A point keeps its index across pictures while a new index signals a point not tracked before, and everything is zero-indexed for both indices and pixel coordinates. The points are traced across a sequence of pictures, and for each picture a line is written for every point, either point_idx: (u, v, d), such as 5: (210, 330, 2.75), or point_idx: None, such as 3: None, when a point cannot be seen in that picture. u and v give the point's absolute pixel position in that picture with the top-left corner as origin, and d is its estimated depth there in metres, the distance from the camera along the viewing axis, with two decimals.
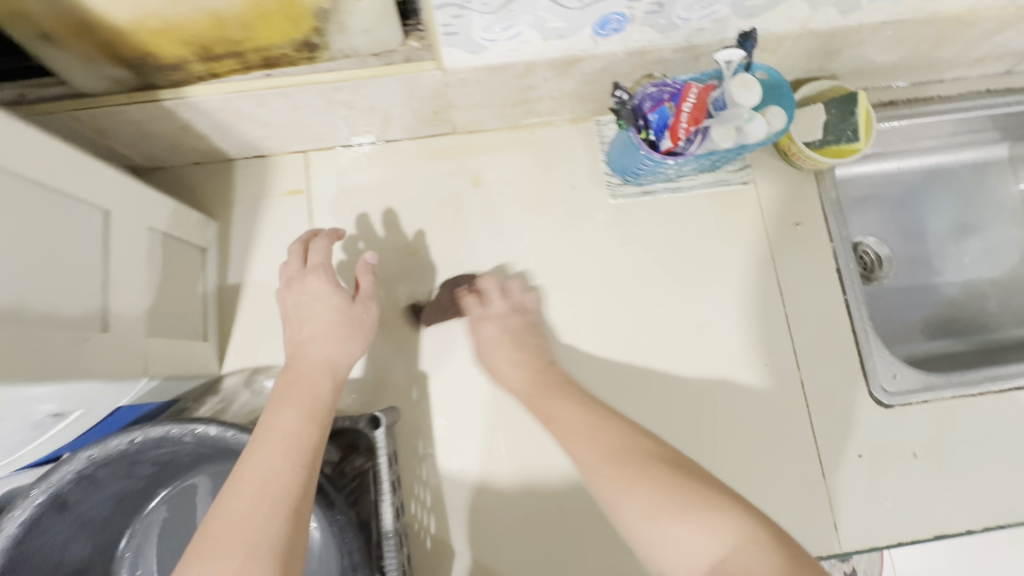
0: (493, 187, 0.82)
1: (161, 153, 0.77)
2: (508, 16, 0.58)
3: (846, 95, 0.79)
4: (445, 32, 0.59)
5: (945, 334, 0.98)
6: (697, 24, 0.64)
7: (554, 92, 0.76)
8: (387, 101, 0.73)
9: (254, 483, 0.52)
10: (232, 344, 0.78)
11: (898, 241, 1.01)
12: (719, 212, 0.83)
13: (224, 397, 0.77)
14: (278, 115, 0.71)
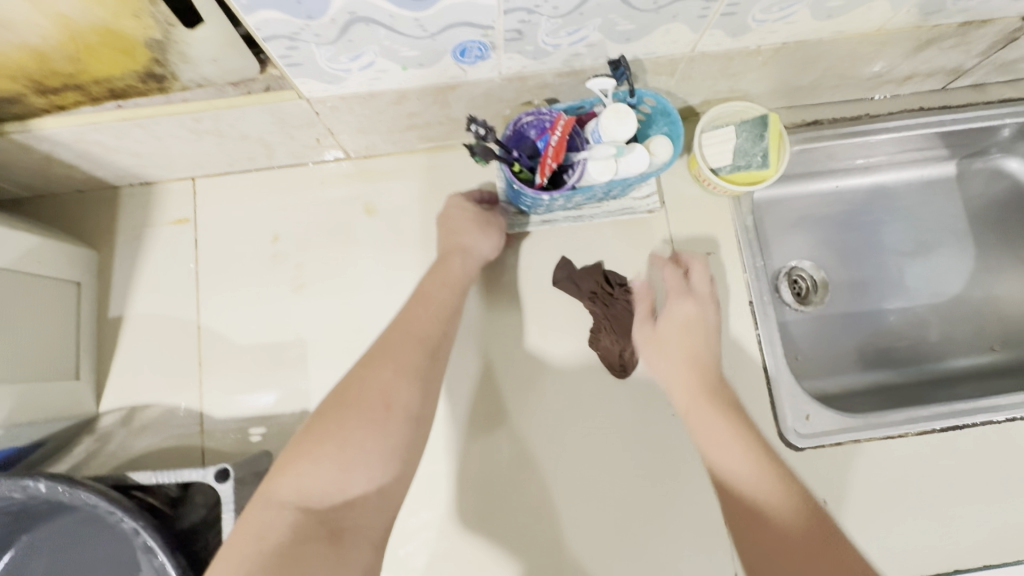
0: (389, 215, 0.80)
1: (35, 182, 0.74)
2: (349, 46, 0.53)
3: (758, 117, 0.73)
4: (286, 63, 0.55)
5: (883, 364, 0.92)
6: (571, 50, 0.59)
7: (441, 118, 0.72)
8: (259, 130, 0.69)
9: (419, 338, 0.61)
10: (113, 380, 0.76)
11: (836, 265, 0.95)
12: (623, 240, 0.80)
13: (100, 436, 0.74)
14: (144, 144, 0.68)
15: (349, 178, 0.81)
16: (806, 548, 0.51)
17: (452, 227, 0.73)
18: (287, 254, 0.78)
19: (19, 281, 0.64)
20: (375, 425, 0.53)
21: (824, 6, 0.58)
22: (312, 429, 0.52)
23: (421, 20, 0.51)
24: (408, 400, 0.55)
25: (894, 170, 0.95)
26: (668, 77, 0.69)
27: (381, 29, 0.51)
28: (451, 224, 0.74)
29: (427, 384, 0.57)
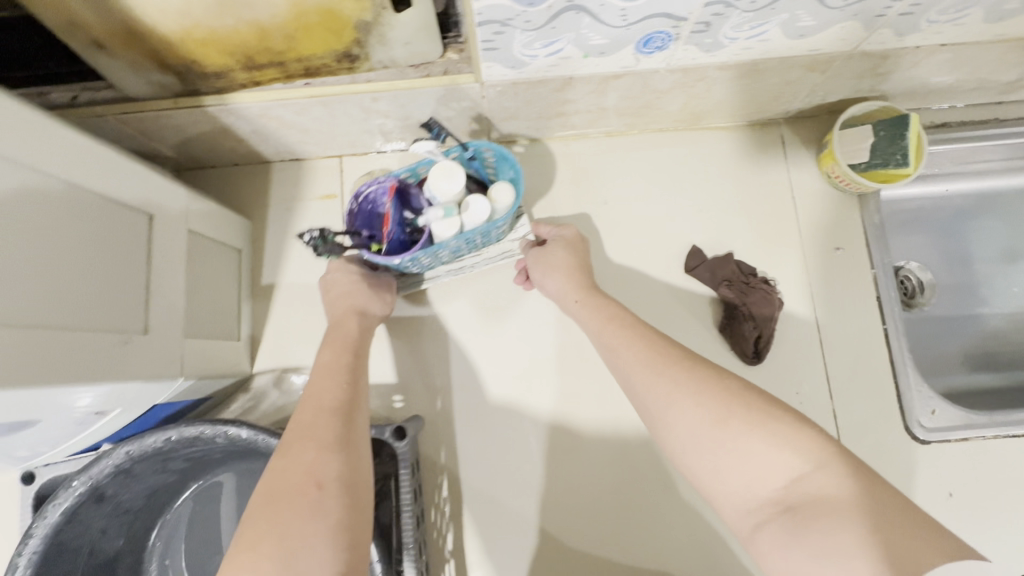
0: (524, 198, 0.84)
1: (202, 155, 0.79)
2: (549, 33, 0.56)
3: (898, 116, 0.75)
4: (485, 48, 0.58)
5: (990, 368, 0.89)
6: (744, 44, 0.62)
7: (590, 106, 0.76)
8: (423, 112, 0.73)
9: (329, 406, 0.55)
10: (265, 343, 0.81)
11: (943, 267, 0.92)
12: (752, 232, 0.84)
13: (253, 395, 0.79)
14: (317, 121, 0.73)
15: None
16: (794, 437, 0.45)
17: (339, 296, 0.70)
18: None
19: (201, 245, 0.69)
20: (308, 506, 0.46)
21: (1000, 8, 0.59)
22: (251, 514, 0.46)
23: (626, 10, 0.53)
24: (335, 467, 0.49)
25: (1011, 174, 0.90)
26: (819, 72, 0.71)
27: (586, 16, 0.54)
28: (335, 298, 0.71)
29: (348, 443, 0.52)
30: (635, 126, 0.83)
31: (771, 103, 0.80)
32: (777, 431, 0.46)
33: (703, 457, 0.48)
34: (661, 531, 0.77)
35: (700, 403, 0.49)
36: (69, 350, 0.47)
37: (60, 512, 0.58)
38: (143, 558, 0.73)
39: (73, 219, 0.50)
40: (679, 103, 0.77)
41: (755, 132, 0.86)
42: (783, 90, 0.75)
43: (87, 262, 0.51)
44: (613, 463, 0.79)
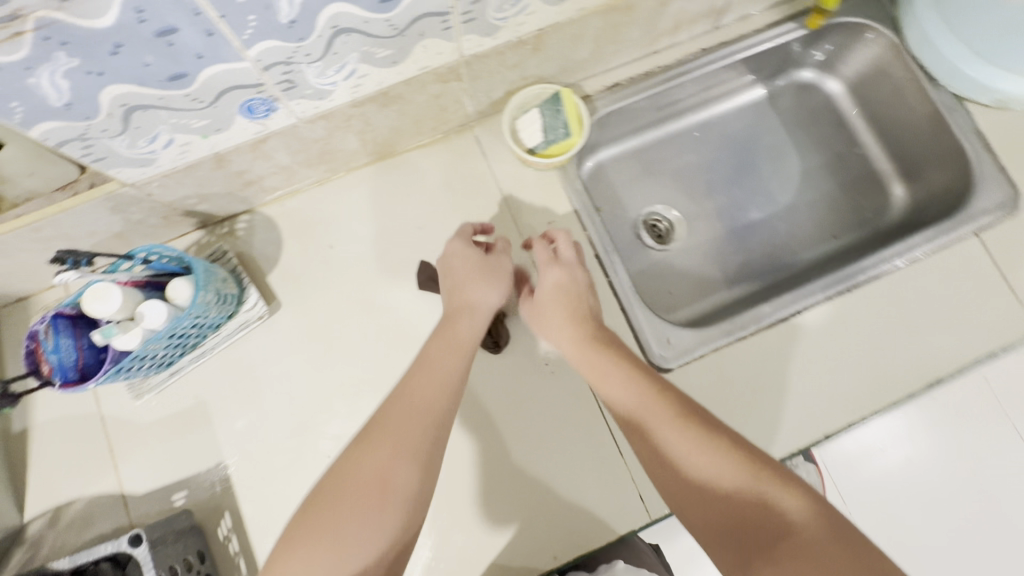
0: (360, 225, 0.87)
1: (10, 281, 0.77)
2: (335, 59, 0.61)
3: (552, 96, 0.86)
4: (282, 87, 0.62)
5: (744, 276, 1.02)
6: (516, 20, 0.69)
7: (392, 123, 0.80)
8: (236, 172, 0.76)
9: (419, 417, 0.61)
10: (137, 447, 0.79)
11: (685, 201, 1.07)
12: (575, 189, 0.88)
13: (136, 508, 0.77)
14: (119, 213, 0.73)
15: (340, 197, 0.88)
16: (709, 444, 0.57)
17: (459, 281, 0.75)
18: (280, 284, 0.85)
19: None
20: (373, 512, 0.55)
21: None
22: (282, 544, 0.54)
23: (391, 20, 0.59)
24: (415, 495, 0.57)
25: (712, 106, 1.08)
26: (601, 27, 0.79)
27: (359, 36, 0.60)
28: (456, 277, 0.75)
29: (427, 462, 0.59)
30: (445, 131, 0.88)
31: (560, 75, 0.87)
32: (699, 438, 0.57)
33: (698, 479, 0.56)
34: (590, 497, 0.77)
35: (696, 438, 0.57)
36: None
37: None
38: None
39: None
40: (497, 88, 0.83)
41: None
42: (580, 51, 0.83)
43: None
44: (525, 440, 0.80)
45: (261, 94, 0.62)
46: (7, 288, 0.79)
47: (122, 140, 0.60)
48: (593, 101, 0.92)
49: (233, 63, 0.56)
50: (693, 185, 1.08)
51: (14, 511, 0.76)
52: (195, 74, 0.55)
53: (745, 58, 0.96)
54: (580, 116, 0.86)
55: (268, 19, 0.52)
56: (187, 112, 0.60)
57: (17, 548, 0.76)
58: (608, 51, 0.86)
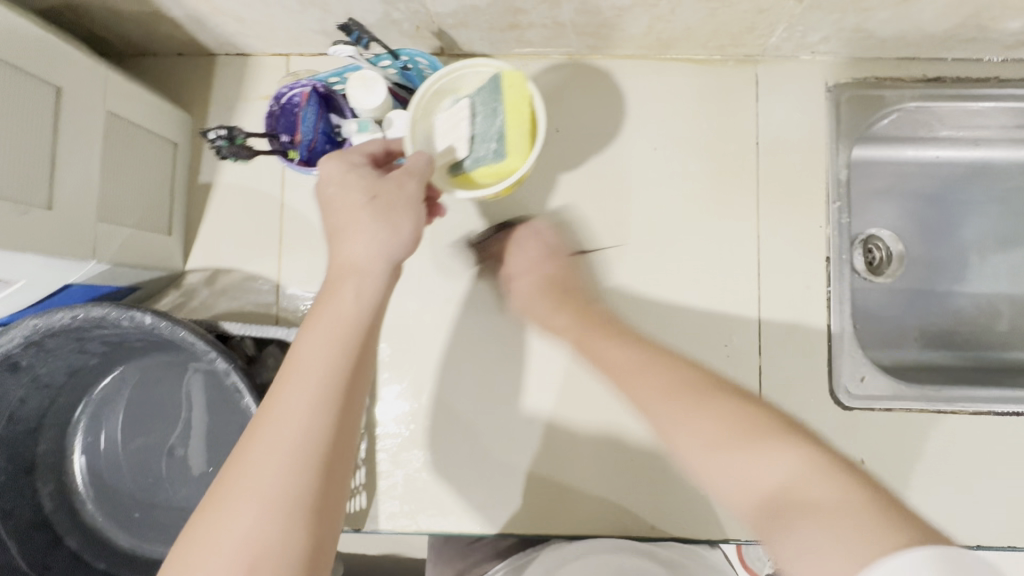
0: (594, 121, 0.78)
1: (252, 33, 0.73)
2: None
3: (493, 83, 0.57)
4: None
5: (942, 344, 0.91)
6: None
7: (691, 24, 0.69)
8: (516, 11, 0.67)
9: (284, 446, 0.42)
10: (302, 248, 0.77)
11: (917, 239, 0.93)
12: (838, 177, 0.76)
13: (284, 303, 0.77)
14: (387, 6, 0.67)
15: (584, 82, 0.78)
16: (744, 428, 0.47)
17: (339, 225, 0.50)
18: None
19: (125, 132, 0.66)
20: None
21: None
22: (214, 493, 0.42)
23: None
24: (294, 487, 0.41)
25: (1007, 147, 0.90)
26: (989, 3, 0.64)
27: None
28: (340, 218, 0.50)
29: (315, 503, 0.42)
30: (729, 54, 0.76)
31: (893, 42, 0.73)
32: (715, 411, 0.49)
33: (702, 443, 0.48)
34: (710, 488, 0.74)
35: (706, 420, 0.48)
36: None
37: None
38: (69, 433, 0.73)
39: (21, 101, 0.53)
40: (819, 28, 0.70)
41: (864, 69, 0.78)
42: (937, 23, 0.68)
43: (24, 121, 0.53)
44: None
45: None
46: (241, 37, 0.75)
47: None
48: (904, 88, 0.77)
49: None
50: (933, 227, 0.93)
51: (180, 255, 0.77)
52: None
53: None
54: (530, 121, 0.56)
55: None
56: None
57: (173, 289, 0.78)
58: (966, 34, 0.70)
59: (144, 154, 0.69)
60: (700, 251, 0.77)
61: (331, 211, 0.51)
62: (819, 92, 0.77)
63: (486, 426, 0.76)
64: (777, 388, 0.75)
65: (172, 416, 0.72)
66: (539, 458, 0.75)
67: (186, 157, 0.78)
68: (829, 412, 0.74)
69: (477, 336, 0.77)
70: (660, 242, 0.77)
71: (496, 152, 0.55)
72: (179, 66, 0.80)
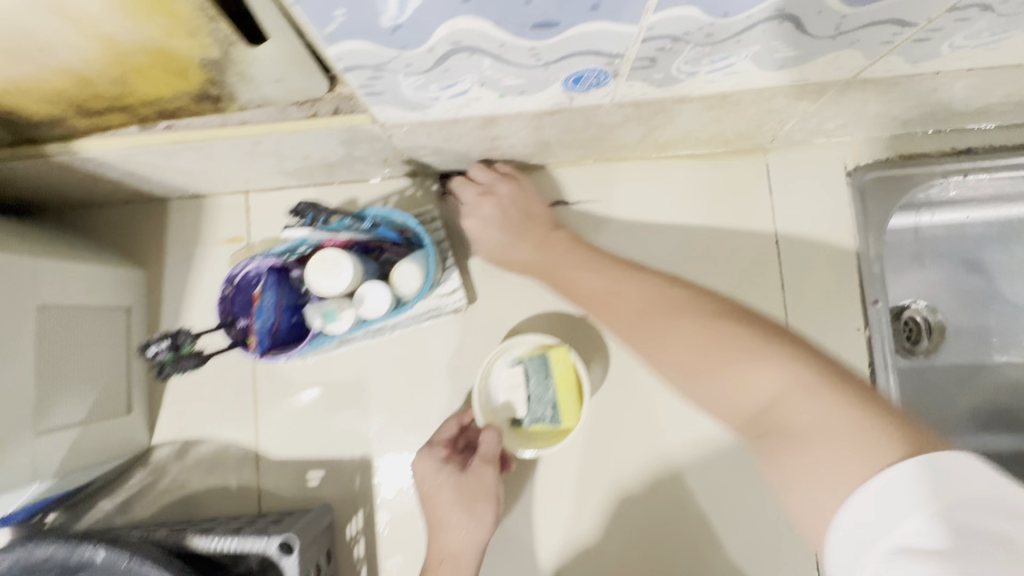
0: (590, 231, 0.70)
1: (201, 181, 0.66)
2: (730, 47, 0.43)
3: (542, 356, 0.65)
4: (637, 66, 0.44)
5: (996, 425, 0.82)
6: (967, 53, 0.47)
7: (690, 129, 0.61)
8: (491, 138, 0.59)
9: None
10: (280, 408, 0.69)
11: (955, 308, 0.85)
12: (869, 271, 0.68)
13: (265, 473, 0.68)
14: (345, 148, 0.59)
15: (575, 191, 0.70)
16: (733, 377, 0.44)
17: (435, 516, 0.62)
18: (481, 277, 0.70)
19: (66, 321, 0.58)
20: None
21: None
22: None
23: (847, 17, 0.39)
24: None
25: None
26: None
27: (788, 28, 0.40)
28: (435, 510, 0.62)
29: None
30: (733, 148, 0.69)
31: (918, 122, 0.65)
32: (733, 362, 0.45)
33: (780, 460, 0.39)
34: None
35: (775, 400, 0.41)
36: None
37: None
38: None
39: None
40: (835, 117, 0.62)
41: (886, 146, 0.70)
42: (969, 103, 0.60)
43: None
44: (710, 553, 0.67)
45: (606, 66, 0.44)
46: (191, 184, 0.67)
47: (417, 79, 0.44)
48: (933, 163, 0.68)
49: (620, 25, 0.38)
50: (971, 293, 0.85)
51: (144, 430, 0.68)
52: (565, 27, 0.37)
53: None
54: (580, 387, 0.64)
55: None
56: (510, 67, 0.43)
57: (140, 468, 0.69)
58: (1004, 107, 0.62)
59: (92, 335, 0.61)
60: None
61: (426, 490, 0.63)
62: (838, 178, 0.69)
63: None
64: None
65: None
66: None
67: (144, 318, 0.70)
68: None
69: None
70: None
71: (551, 416, 0.64)
72: (128, 214, 0.72)
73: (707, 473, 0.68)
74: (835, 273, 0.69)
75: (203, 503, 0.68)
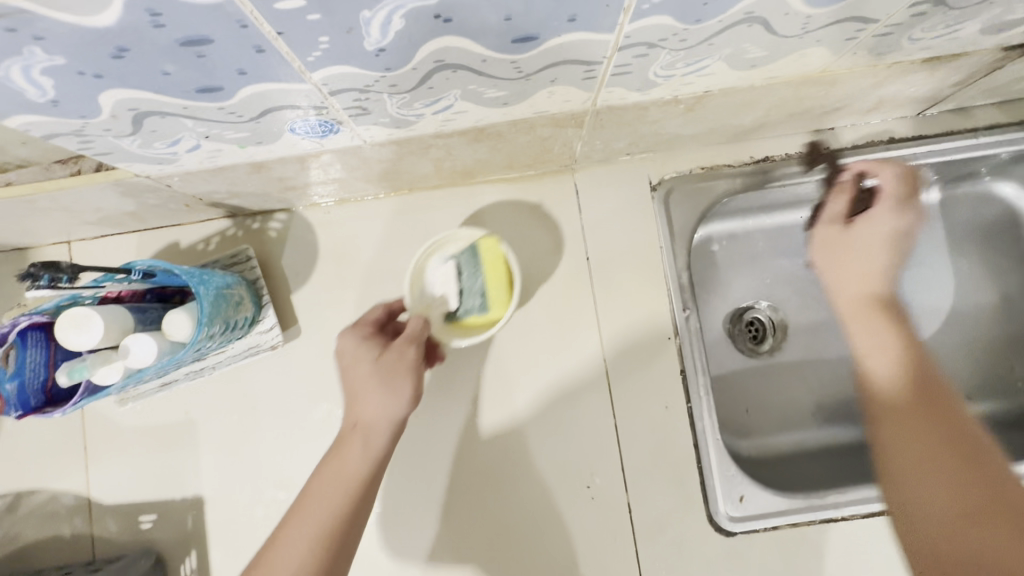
0: (410, 258, 0.72)
1: (10, 236, 0.66)
2: (429, 92, 0.44)
3: (471, 249, 0.63)
4: (351, 114, 0.46)
5: (843, 418, 0.84)
6: (683, 79, 0.50)
7: (477, 157, 0.63)
8: (275, 180, 0.60)
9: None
10: (111, 453, 0.70)
11: (799, 306, 0.87)
12: (679, 279, 0.70)
13: (98, 519, 0.69)
14: (130, 197, 0.60)
15: (393, 220, 0.72)
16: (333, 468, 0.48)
17: (345, 391, 0.51)
18: (304, 310, 0.71)
19: None
20: None
21: (1000, 20, 0.48)
22: None
23: (517, 62, 0.41)
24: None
25: None
26: (784, 98, 0.58)
27: (469, 73, 0.42)
28: (350, 382, 0.51)
29: None
30: (542, 170, 0.70)
31: (707, 137, 0.67)
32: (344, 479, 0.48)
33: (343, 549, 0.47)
34: None
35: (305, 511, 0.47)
36: None
37: None
38: None
39: None
40: (619, 139, 0.64)
41: (691, 159, 0.72)
42: (741, 118, 0.62)
43: None
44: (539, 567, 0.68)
45: (320, 116, 0.46)
46: (3, 238, 0.68)
47: (133, 140, 0.45)
48: (732, 175, 0.72)
49: (287, 84, 0.39)
50: (812, 290, 0.87)
51: None
52: (232, 90, 0.39)
53: (941, 162, 0.74)
54: (508, 277, 0.63)
55: (347, 44, 0.35)
56: (221, 124, 0.44)
57: None
58: (782, 117, 0.65)
59: None
60: (548, 383, 0.70)
61: (343, 364, 0.53)
62: (646, 192, 0.72)
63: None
64: (651, 524, 0.68)
65: None
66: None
67: None
68: (711, 540, 0.67)
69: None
70: (504, 380, 0.70)
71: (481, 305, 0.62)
72: None
73: (530, 489, 0.69)
74: (649, 284, 0.71)
75: (36, 556, 0.69)
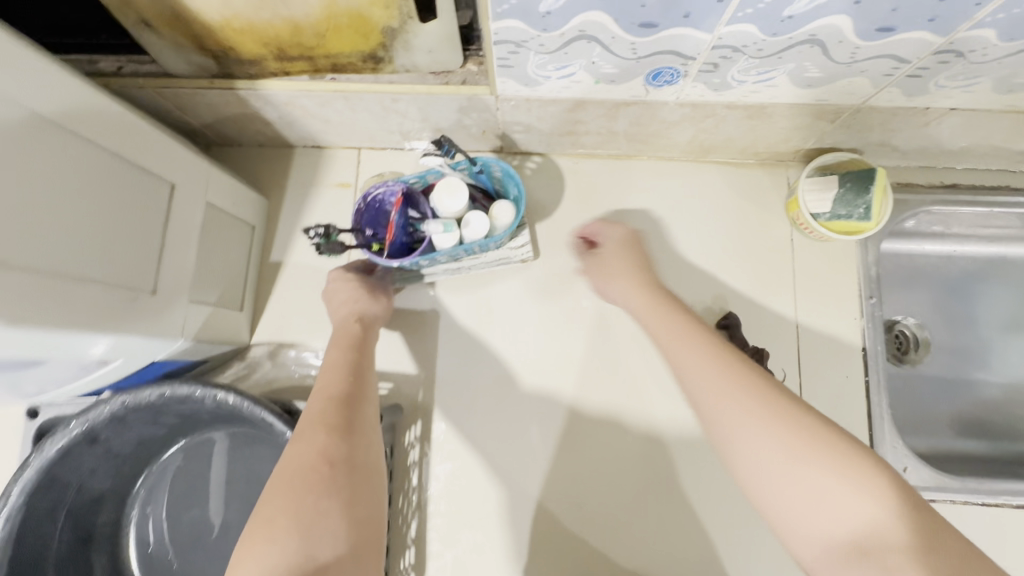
0: (639, 212, 0.85)
1: (333, 132, 0.81)
2: (773, 62, 0.58)
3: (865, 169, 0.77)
4: (704, 69, 0.60)
5: (973, 433, 0.93)
6: (950, 92, 0.63)
7: (731, 135, 0.77)
8: (573, 122, 0.75)
9: (327, 408, 0.56)
10: None
11: (942, 328, 0.97)
12: (868, 270, 0.82)
13: None
14: (460, 114, 0.74)
15: (630, 179, 0.86)
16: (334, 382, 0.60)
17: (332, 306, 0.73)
18: (546, 238, 0.84)
19: (216, 218, 0.72)
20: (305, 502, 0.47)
21: None
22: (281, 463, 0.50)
23: (859, 49, 0.55)
24: (332, 445, 0.52)
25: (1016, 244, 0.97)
26: (1001, 129, 0.72)
27: (818, 51, 0.56)
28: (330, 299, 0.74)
29: (351, 460, 0.52)
30: (764, 160, 0.84)
31: (914, 155, 0.80)
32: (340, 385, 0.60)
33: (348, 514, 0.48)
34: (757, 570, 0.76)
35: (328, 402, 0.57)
36: (113, 265, 0.55)
37: (63, 442, 0.62)
38: (127, 502, 0.76)
39: (141, 204, 0.58)
40: (848, 142, 0.78)
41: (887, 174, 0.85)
42: (955, 141, 0.76)
43: (141, 221, 0.58)
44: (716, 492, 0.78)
45: (681, 67, 0.60)
46: (322, 134, 0.83)
47: (543, 58, 0.59)
48: (923, 193, 0.84)
49: (699, 32, 0.53)
50: (958, 314, 0.97)
51: (247, 329, 0.81)
52: (661, 28, 0.53)
53: None
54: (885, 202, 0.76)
55: (776, 7, 0.49)
56: (614, 57, 0.59)
57: (237, 361, 0.81)
58: (986, 148, 0.77)
59: (229, 237, 0.75)
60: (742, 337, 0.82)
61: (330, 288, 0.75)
62: None
63: (535, 506, 0.78)
64: None
65: (229, 491, 0.76)
66: (574, 532, 0.77)
67: (261, 239, 0.84)
68: None
69: (524, 417, 0.80)
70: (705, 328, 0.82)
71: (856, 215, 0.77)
72: (259, 155, 0.87)
73: None
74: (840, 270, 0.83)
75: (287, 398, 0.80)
